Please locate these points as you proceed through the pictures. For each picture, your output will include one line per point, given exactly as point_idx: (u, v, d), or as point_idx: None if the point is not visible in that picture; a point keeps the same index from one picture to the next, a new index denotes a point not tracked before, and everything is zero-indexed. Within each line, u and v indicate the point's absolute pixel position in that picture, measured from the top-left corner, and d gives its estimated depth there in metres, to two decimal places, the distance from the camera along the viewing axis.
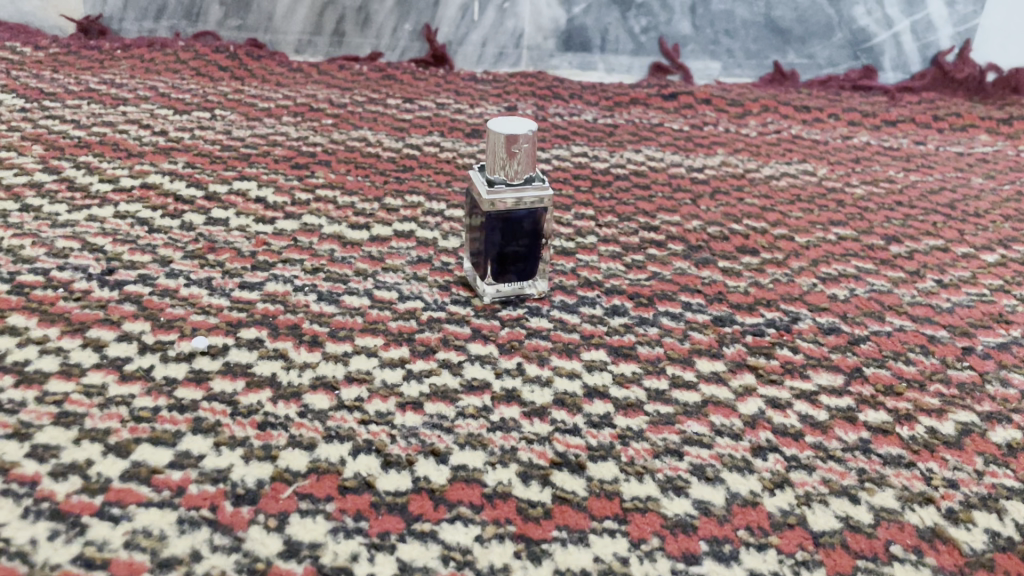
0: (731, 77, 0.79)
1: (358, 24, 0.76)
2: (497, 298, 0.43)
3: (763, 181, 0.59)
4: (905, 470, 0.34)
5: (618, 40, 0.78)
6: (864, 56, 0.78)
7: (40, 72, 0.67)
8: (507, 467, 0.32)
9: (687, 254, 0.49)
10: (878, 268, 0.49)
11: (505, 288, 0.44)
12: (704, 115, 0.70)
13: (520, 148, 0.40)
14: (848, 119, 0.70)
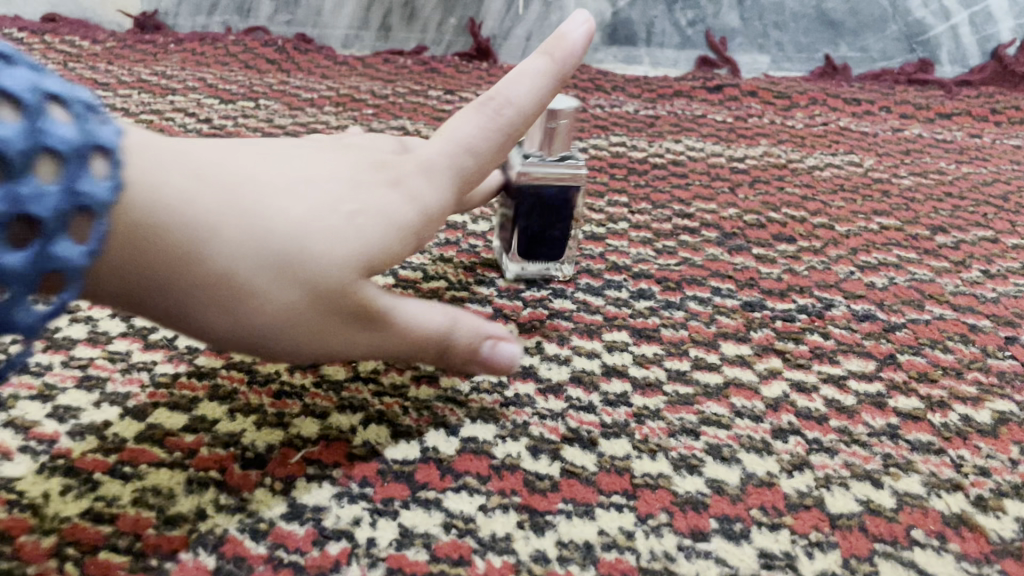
0: (781, 70, 0.77)
1: (404, 19, 0.78)
2: (520, 277, 0.43)
3: (806, 171, 0.57)
4: (933, 457, 0.32)
5: (664, 34, 0.78)
6: (920, 49, 0.76)
7: (96, 64, 0.69)
8: (517, 441, 0.32)
9: (721, 241, 0.48)
10: (921, 257, 0.47)
11: (531, 268, 0.43)
12: (749, 107, 0.68)
13: (558, 125, 0.40)
14: (900, 112, 0.68)
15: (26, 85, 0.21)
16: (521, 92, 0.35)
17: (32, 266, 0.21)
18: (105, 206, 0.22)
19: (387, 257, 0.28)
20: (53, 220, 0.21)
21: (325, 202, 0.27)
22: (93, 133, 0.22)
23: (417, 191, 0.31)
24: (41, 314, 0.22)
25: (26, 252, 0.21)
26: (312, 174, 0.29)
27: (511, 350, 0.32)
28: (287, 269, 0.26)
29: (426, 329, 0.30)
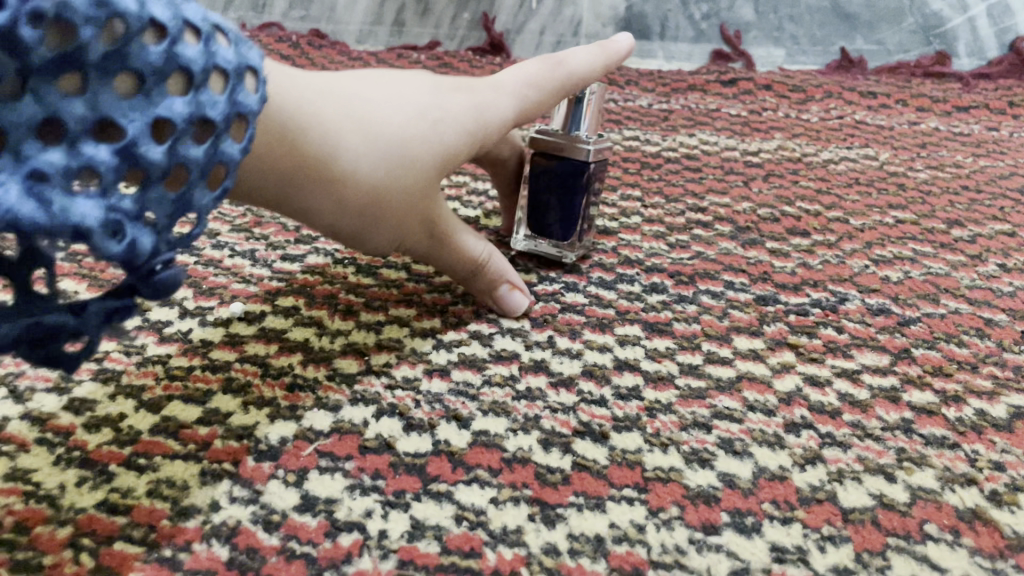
0: (796, 63, 0.77)
1: (417, 15, 0.78)
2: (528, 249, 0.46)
3: (820, 165, 0.57)
4: (947, 451, 0.32)
5: (678, 28, 0.78)
6: (937, 42, 0.75)
7: None
8: (528, 434, 0.32)
9: (734, 235, 0.48)
10: (936, 251, 0.47)
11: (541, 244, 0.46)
12: (764, 100, 0.68)
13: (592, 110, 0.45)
14: (916, 105, 0.68)
15: (200, 16, 0.24)
16: (578, 60, 0.42)
17: (207, 158, 0.24)
18: (254, 114, 0.25)
19: (453, 161, 0.35)
20: (224, 121, 0.24)
21: (414, 117, 0.33)
22: (244, 49, 0.25)
23: (485, 106, 0.37)
24: (209, 202, 0.25)
25: (207, 146, 0.24)
26: (401, 80, 0.34)
27: (521, 300, 0.40)
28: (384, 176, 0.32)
29: (468, 254, 0.39)
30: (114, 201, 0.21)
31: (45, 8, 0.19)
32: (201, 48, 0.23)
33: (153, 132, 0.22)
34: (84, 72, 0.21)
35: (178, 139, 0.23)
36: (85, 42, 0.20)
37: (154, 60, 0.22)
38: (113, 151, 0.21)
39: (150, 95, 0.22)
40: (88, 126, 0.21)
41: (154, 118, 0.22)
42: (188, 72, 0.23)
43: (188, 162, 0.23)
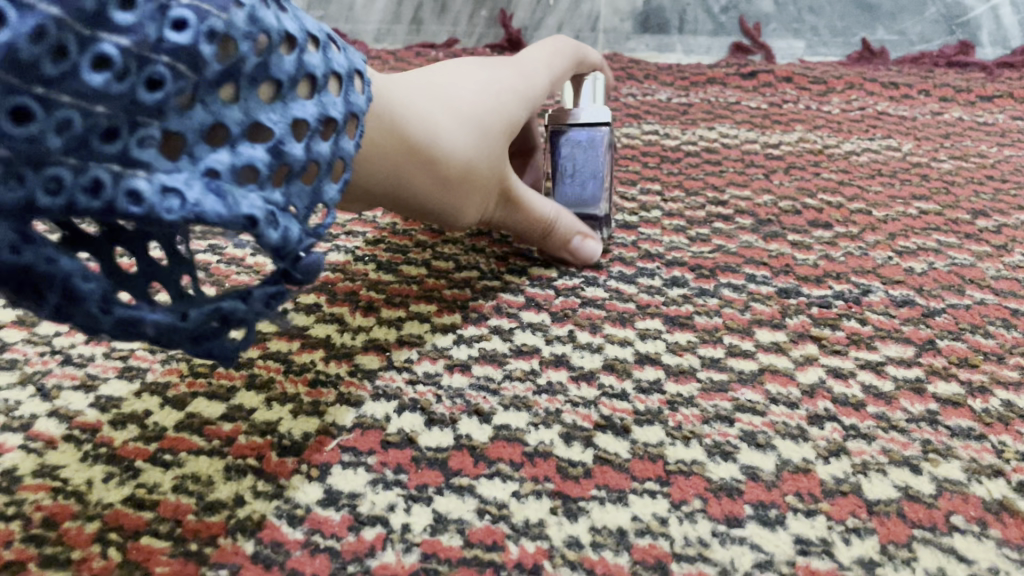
0: (817, 55, 0.76)
1: (435, 13, 0.79)
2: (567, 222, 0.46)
3: (842, 156, 0.57)
4: (973, 442, 0.32)
5: (696, 21, 0.78)
6: (959, 31, 0.74)
7: None
8: (550, 428, 0.32)
9: (755, 227, 0.48)
10: (961, 242, 0.46)
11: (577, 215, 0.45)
12: (784, 92, 0.68)
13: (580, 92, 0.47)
14: (940, 95, 0.67)
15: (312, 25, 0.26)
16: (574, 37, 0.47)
17: (332, 153, 0.26)
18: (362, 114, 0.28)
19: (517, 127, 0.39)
20: (342, 120, 0.27)
21: (480, 95, 0.37)
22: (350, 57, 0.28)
23: (527, 75, 0.41)
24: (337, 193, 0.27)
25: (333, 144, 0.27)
26: (455, 70, 0.38)
27: (594, 248, 0.43)
28: (467, 154, 0.35)
29: (539, 215, 0.41)
30: (272, 195, 0.24)
31: (216, 26, 0.22)
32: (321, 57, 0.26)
33: (294, 132, 0.25)
34: (242, 85, 0.23)
35: (312, 138, 0.25)
36: (243, 55, 0.23)
37: (292, 68, 0.24)
38: (268, 152, 0.24)
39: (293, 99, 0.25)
40: (247, 130, 0.23)
41: (295, 120, 0.25)
42: (318, 75, 0.26)
43: (320, 159, 0.26)
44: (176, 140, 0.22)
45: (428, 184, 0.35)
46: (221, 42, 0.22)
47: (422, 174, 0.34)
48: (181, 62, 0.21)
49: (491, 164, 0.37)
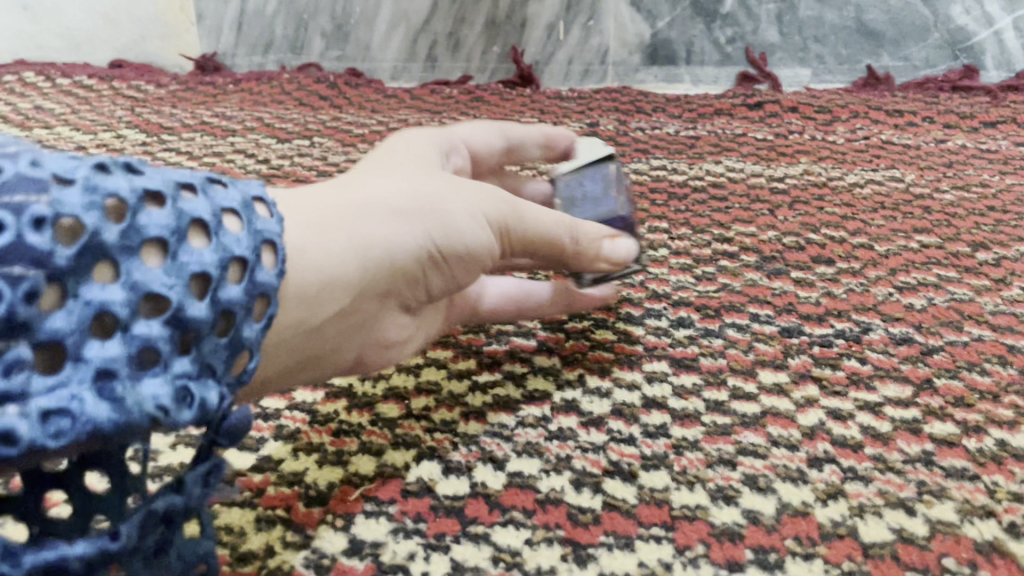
0: (822, 83, 0.78)
1: (450, 50, 0.81)
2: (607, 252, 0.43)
3: (845, 189, 0.58)
4: (966, 483, 0.33)
5: (703, 52, 0.80)
6: (964, 56, 0.75)
7: (160, 108, 0.75)
8: (561, 474, 0.34)
9: (760, 265, 0.49)
10: (961, 276, 0.47)
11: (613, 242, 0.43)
12: (790, 123, 0.69)
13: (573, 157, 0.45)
14: (944, 122, 0.68)
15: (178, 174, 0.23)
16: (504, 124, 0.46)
17: (248, 294, 0.23)
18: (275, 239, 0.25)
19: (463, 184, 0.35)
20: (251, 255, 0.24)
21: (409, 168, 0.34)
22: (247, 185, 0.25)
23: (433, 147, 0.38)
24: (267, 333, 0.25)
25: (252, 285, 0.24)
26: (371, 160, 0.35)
27: (626, 246, 0.39)
28: (437, 207, 0.32)
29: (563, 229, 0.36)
30: (176, 371, 0.21)
31: (43, 211, 0.19)
32: (203, 200, 0.23)
33: (190, 290, 0.22)
34: (111, 262, 0.20)
35: (216, 288, 0.22)
36: (98, 229, 0.20)
37: (165, 223, 0.22)
38: (163, 323, 0.21)
39: (177, 254, 0.22)
40: (135, 306, 0.20)
41: (188, 275, 0.22)
42: (200, 221, 0.23)
43: (233, 306, 0.23)
44: (52, 350, 0.19)
45: (421, 266, 0.32)
46: (64, 228, 0.20)
47: (411, 257, 0.31)
48: (22, 261, 0.19)
49: (474, 201, 0.33)
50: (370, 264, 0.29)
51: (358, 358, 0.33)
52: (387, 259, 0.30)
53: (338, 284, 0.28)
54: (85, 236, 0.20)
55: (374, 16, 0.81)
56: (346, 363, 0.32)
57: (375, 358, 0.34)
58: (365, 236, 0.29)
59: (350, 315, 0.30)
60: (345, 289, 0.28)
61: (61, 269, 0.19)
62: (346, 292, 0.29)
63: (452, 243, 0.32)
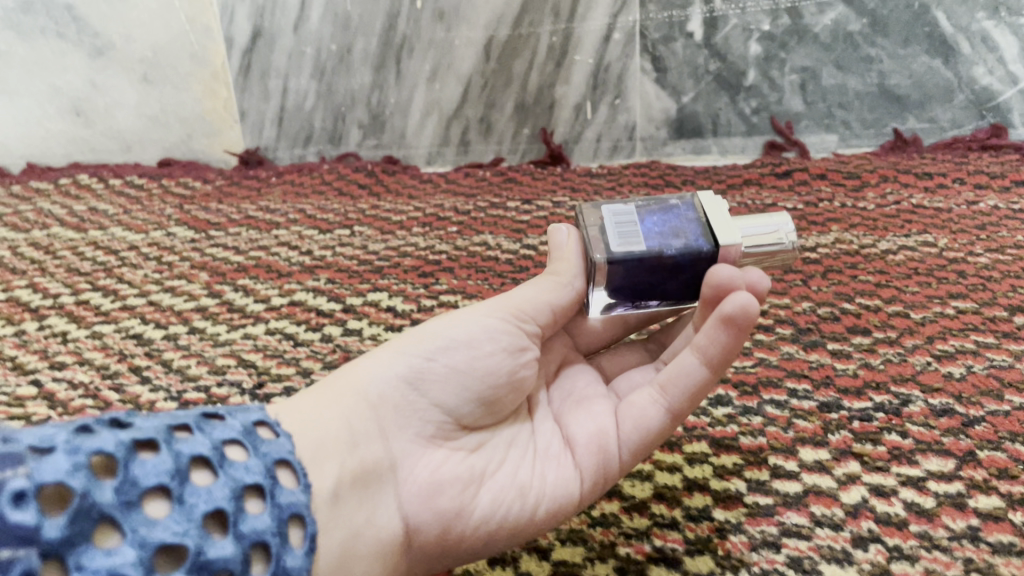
0: (850, 148, 0.79)
1: (481, 133, 0.85)
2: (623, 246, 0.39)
3: (878, 256, 0.58)
4: (1014, 559, 0.33)
5: (729, 124, 0.81)
6: (991, 115, 0.75)
7: (208, 204, 0.78)
8: (604, 563, 0.36)
9: (795, 337, 0.50)
10: (999, 341, 0.47)
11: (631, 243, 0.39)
12: (819, 190, 0.70)
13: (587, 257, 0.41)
14: (974, 183, 0.68)
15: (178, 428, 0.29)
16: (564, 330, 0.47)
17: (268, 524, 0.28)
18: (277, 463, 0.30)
19: None
20: (256, 484, 0.29)
21: None
22: (241, 418, 0.31)
23: None
24: (302, 556, 0.29)
25: (267, 509, 0.29)
26: None
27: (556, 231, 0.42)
28: (411, 338, 0.38)
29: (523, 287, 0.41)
30: None
31: (24, 486, 0.24)
32: (199, 440, 0.29)
33: (204, 531, 0.27)
34: (115, 522, 0.25)
35: (234, 522, 0.27)
36: (88, 491, 0.25)
37: (160, 468, 0.27)
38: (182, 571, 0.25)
39: (184, 497, 0.27)
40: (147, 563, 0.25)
41: (198, 515, 0.27)
42: (200, 457, 0.28)
43: (256, 535, 0.28)
44: None
45: (407, 395, 0.37)
46: (61, 500, 0.25)
47: (388, 389, 0.37)
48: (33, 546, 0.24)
49: (447, 321, 0.39)
50: (349, 407, 0.35)
51: (403, 523, 0.34)
52: (361, 396, 0.36)
53: (318, 430, 0.33)
54: (79, 500, 0.25)
55: (407, 105, 0.84)
56: (390, 529, 0.34)
57: (427, 518, 0.35)
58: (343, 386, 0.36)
59: (357, 468, 0.33)
60: (332, 442, 0.33)
61: (57, 541, 0.24)
62: (332, 438, 0.34)
63: (424, 354, 0.37)
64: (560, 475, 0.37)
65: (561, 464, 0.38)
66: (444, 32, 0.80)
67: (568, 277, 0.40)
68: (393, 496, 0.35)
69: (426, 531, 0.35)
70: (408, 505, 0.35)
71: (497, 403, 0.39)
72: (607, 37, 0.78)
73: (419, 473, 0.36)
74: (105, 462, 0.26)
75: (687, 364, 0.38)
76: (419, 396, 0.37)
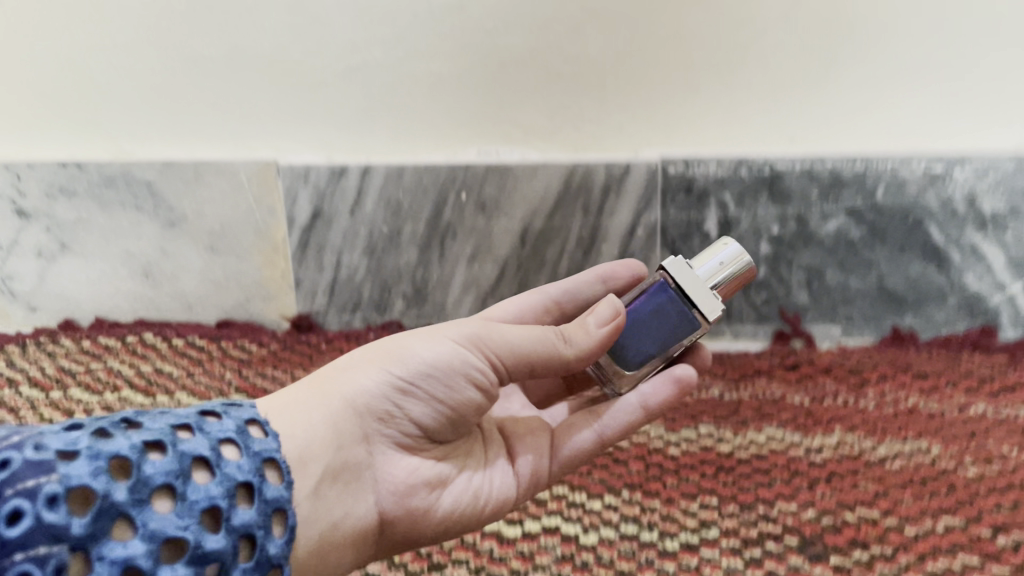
0: (853, 338, 0.86)
1: None
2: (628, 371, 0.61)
3: (877, 462, 0.65)
4: None
5: (743, 312, 0.88)
6: (981, 316, 0.83)
7: (266, 370, 0.88)
8: None
9: (801, 547, 0.56)
10: (983, 562, 0.53)
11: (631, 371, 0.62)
12: (824, 386, 0.77)
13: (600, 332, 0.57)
14: (965, 386, 0.75)
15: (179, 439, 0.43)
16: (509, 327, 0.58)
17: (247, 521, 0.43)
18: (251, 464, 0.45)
19: None
20: (240, 483, 0.43)
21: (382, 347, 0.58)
22: (226, 428, 0.46)
23: None
24: (280, 546, 0.45)
25: (249, 506, 0.43)
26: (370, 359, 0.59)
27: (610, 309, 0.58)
28: (389, 357, 0.55)
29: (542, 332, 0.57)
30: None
31: (56, 489, 0.37)
32: (201, 444, 0.44)
33: (201, 525, 0.40)
34: (127, 517, 0.38)
35: (226, 517, 0.42)
36: (109, 492, 0.38)
37: (168, 471, 0.41)
38: (184, 558, 0.39)
39: (183, 495, 0.41)
40: (157, 547, 0.38)
41: (197, 509, 0.41)
42: (196, 462, 0.43)
43: (243, 525, 0.42)
44: None
45: (390, 407, 0.54)
46: (87, 500, 0.37)
47: (371, 399, 0.54)
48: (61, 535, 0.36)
49: (420, 344, 0.55)
50: (338, 412, 0.53)
51: (378, 509, 0.54)
52: (347, 400, 0.53)
53: (309, 438, 0.50)
54: (101, 500, 0.38)
55: (449, 281, 0.93)
56: (367, 515, 0.53)
57: (398, 510, 0.55)
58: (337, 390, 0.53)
59: (337, 467, 0.51)
60: (320, 442, 0.51)
61: (83, 535, 0.36)
62: (323, 438, 0.51)
63: (402, 373, 0.54)
64: (502, 483, 0.59)
65: (504, 474, 0.59)
66: (486, 220, 0.90)
67: (556, 343, 0.56)
68: (372, 489, 0.54)
69: (398, 512, 0.55)
70: (383, 498, 0.54)
71: (454, 421, 0.57)
72: (632, 232, 0.88)
73: (398, 473, 0.55)
74: (123, 465, 0.40)
75: (628, 405, 0.61)
76: (398, 411, 0.54)
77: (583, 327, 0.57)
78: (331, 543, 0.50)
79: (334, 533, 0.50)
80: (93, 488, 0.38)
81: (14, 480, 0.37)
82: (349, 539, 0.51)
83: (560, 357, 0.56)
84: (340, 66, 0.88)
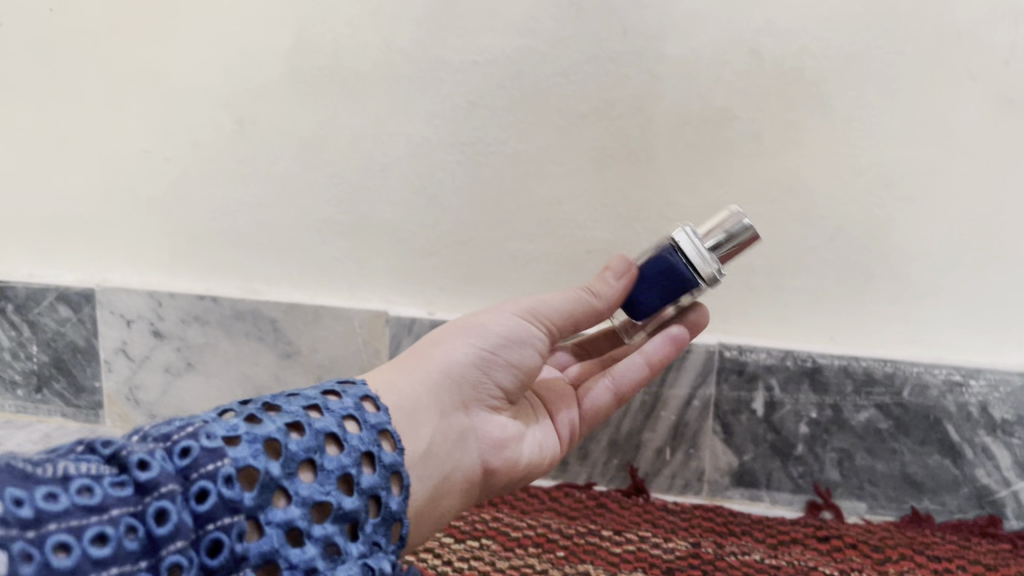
0: (877, 514, 0.99)
1: (578, 458, 1.06)
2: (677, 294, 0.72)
3: None
4: None
5: (781, 482, 1.01)
6: (989, 506, 0.96)
7: None
8: None
9: None
10: None
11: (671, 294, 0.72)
12: (851, 559, 0.90)
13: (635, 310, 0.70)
14: (975, 569, 0.87)
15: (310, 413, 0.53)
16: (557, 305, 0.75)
17: (373, 479, 0.53)
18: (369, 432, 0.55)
19: None
20: (364, 450, 0.54)
21: (454, 324, 0.72)
22: (344, 407, 0.56)
23: None
24: (398, 502, 0.55)
25: (373, 471, 0.54)
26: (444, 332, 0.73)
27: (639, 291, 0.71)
28: (469, 331, 0.70)
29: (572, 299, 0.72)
30: (352, 550, 0.49)
31: (230, 472, 0.46)
32: (329, 421, 0.53)
33: (339, 489, 0.50)
34: (283, 487, 0.48)
35: (357, 482, 0.52)
36: (268, 470, 0.48)
37: (308, 447, 0.51)
38: (331, 519, 0.49)
39: (323, 466, 0.51)
40: (309, 511, 0.48)
41: (334, 477, 0.51)
42: (329, 437, 0.52)
43: (369, 488, 0.53)
44: (272, 563, 0.45)
45: (476, 373, 0.69)
46: (251, 477, 0.47)
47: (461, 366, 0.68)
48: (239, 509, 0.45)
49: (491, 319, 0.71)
50: (438, 381, 0.66)
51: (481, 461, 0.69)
52: (443, 370, 0.67)
53: (418, 399, 0.63)
54: (262, 476, 0.47)
55: None
56: (474, 465, 0.68)
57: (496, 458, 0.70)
58: (432, 362, 0.67)
59: (451, 424, 0.66)
60: (427, 404, 0.64)
61: (253, 506, 0.46)
62: (429, 402, 0.64)
63: (479, 344, 0.69)
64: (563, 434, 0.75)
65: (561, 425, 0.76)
66: None
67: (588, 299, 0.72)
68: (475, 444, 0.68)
69: (493, 462, 0.70)
70: (485, 450, 0.69)
71: (523, 384, 0.72)
72: (689, 402, 1.01)
73: (490, 429, 0.70)
74: (274, 446, 0.49)
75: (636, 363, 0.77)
76: (483, 375, 0.69)
77: (603, 281, 0.73)
78: (454, 483, 0.65)
79: (457, 471, 0.65)
80: (255, 469, 0.47)
81: (195, 463, 0.45)
82: (466, 481, 0.67)
83: (593, 307, 0.72)
84: (449, 239, 1.04)
